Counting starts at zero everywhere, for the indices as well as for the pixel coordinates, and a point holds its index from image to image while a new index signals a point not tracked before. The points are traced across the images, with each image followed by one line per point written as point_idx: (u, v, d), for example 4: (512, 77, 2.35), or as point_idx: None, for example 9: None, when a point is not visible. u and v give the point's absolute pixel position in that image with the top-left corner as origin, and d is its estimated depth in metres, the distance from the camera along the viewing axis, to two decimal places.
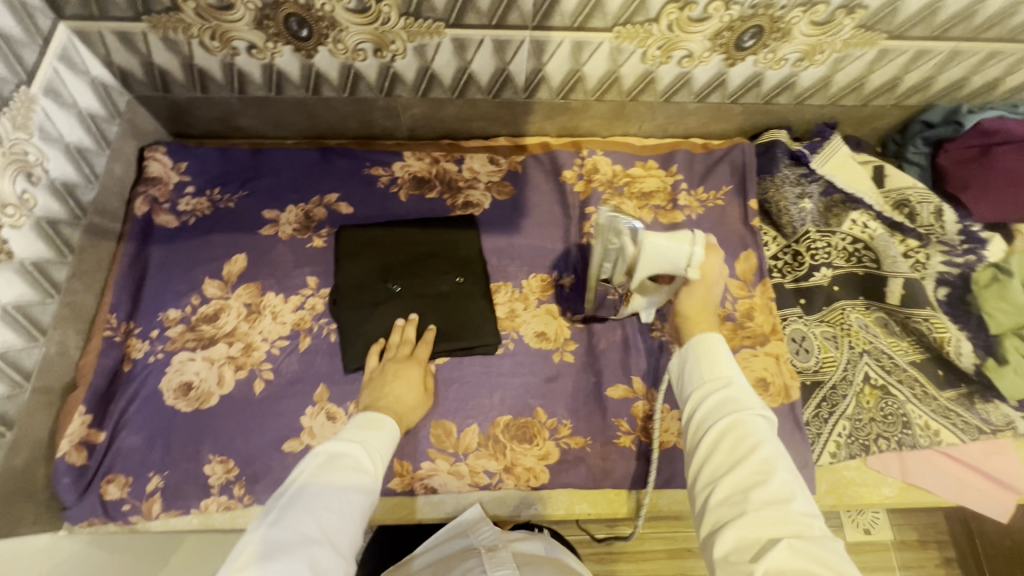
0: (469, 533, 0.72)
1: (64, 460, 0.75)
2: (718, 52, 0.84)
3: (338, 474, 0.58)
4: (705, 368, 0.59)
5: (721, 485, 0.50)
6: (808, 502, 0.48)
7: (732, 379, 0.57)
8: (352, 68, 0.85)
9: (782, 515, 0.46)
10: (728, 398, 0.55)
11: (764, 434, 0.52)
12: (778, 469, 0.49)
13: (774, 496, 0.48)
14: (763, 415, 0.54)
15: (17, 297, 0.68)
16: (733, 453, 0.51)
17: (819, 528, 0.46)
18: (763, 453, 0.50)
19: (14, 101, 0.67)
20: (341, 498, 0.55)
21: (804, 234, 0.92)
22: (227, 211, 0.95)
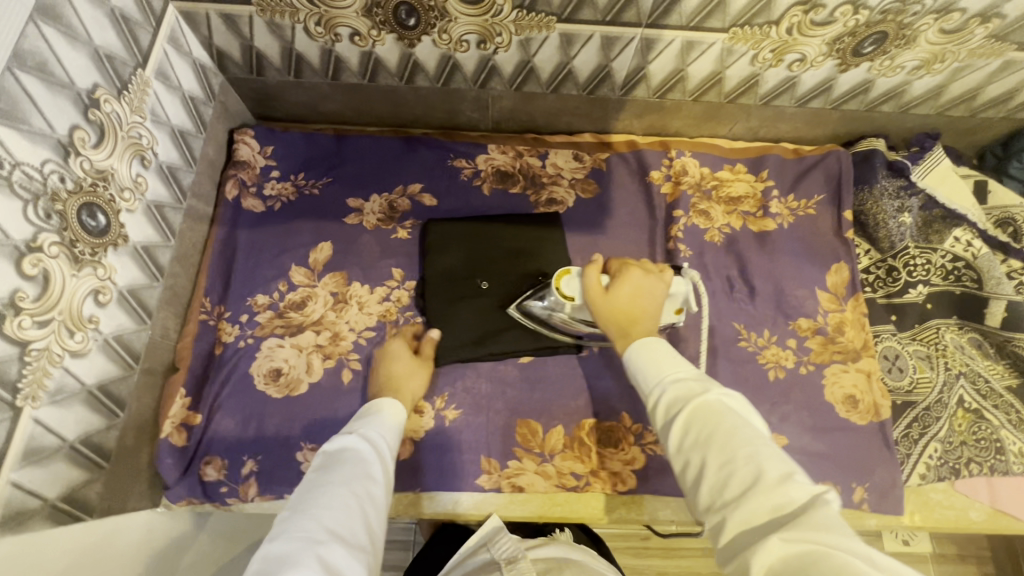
0: (489, 546, 0.71)
1: (167, 440, 0.77)
2: (834, 57, 0.80)
3: (332, 461, 0.57)
4: (645, 376, 0.59)
5: (703, 495, 0.48)
6: (784, 467, 0.45)
7: (669, 374, 0.57)
8: (452, 59, 0.83)
9: (759, 499, 0.43)
10: (673, 395, 0.54)
11: (718, 416, 0.50)
12: (738, 446, 0.47)
13: (744, 484, 0.45)
14: (711, 395, 0.52)
15: (131, 281, 0.69)
16: (700, 451, 0.49)
17: (800, 494, 0.42)
18: (728, 442, 0.48)
19: (132, 85, 0.67)
20: (333, 477, 0.54)
21: (902, 250, 0.89)
22: (311, 198, 0.94)
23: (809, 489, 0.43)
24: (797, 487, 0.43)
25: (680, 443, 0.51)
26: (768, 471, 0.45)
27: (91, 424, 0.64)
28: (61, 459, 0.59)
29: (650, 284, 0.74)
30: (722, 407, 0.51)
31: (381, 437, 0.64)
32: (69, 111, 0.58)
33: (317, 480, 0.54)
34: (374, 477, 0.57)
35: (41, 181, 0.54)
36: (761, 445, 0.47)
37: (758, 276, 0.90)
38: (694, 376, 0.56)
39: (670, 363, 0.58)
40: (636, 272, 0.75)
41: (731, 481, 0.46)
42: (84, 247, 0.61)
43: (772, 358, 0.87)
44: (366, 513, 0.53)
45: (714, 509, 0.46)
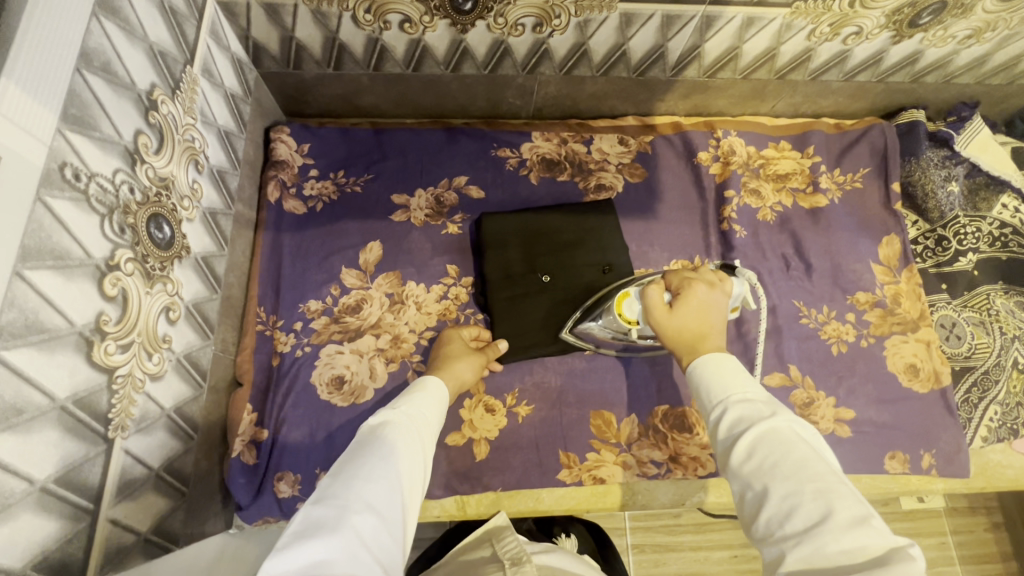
0: (493, 542, 0.70)
1: (238, 459, 0.74)
2: (889, 29, 0.80)
3: (375, 430, 0.52)
4: (709, 393, 0.54)
5: (760, 521, 0.43)
6: (860, 510, 0.39)
7: (736, 392, 0.52)
8: (503, 44, 0.80)
9: (828, 538, 0.38)
10: (738, 413, 0.50)
11: (787, 444, 0.45)
12: (807, 479, 0.42)
13: (809, 519, 0.40)
14: (782, 421, 0.47)
15: (195, 294, 0.65)
16: (762, 476, 0.44)
17: (877, 543, 0.37)
18: (794, 472, 0.43)
19: (184, 83, 0.62)
20: (375, 446, 0.50)
21: (952, 219, 0.91)
22: (354, 195, 0.90)
23: (889, 539, 0.37)
24: (874, 534, 0.37)
25: (740, 464, 0.46)
26: (840, 509, 0.39)
27: (172, 450, 0.60)
28: (149, 490, 0.56)
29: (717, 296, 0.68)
30: (793, 435, 0.46)
31: (423, 411, 0.59)
32: (133, 115, 0.53)
33: (360, 446, 0.50)
34: (416, 454, 0.52)
35: (114, 194, 0.50)
36: (834, 483, 0.41)
37: (815, 254, 0.91)
38: (764, 400, 0.51)
39: (737, 382, 0.53)
40: (702, 286, 0.68)
41: (795, 511, 0.41)
42: (154, 262, 0.56)
43: (833, 333, 0.87)
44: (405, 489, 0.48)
45: (772, 538, 0.41)
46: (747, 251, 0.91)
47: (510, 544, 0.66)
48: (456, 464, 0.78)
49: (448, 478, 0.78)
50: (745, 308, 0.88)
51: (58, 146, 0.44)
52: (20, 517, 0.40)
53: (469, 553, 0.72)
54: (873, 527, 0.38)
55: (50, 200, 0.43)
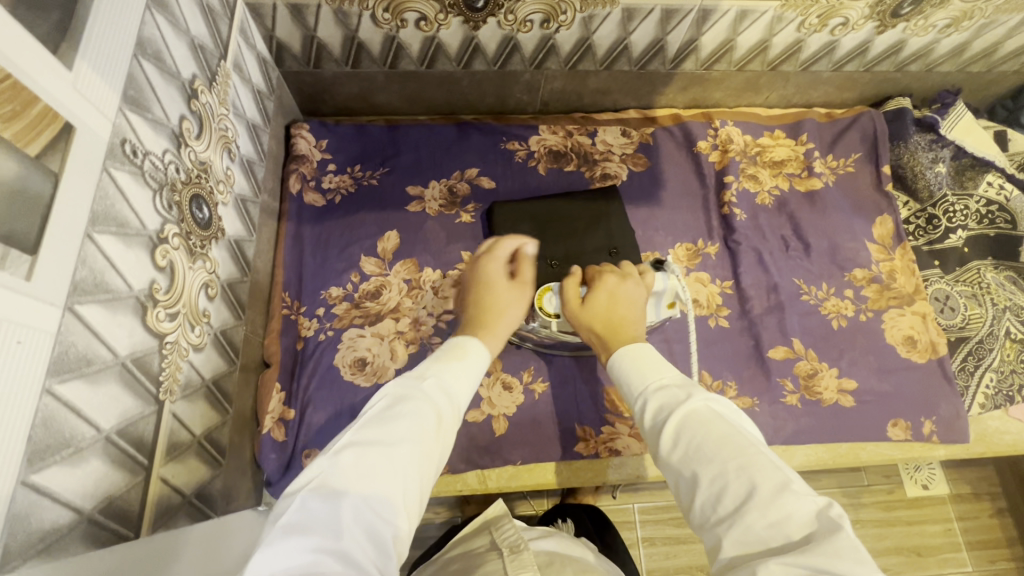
0: (492, 530, 0.74)
1: (269, 436, 0.76)
2: (874, 19, 0.85)
3: (386, 412, 0.48)
4: (630, 387, 0.58)
5: (697, 509, 0.46)
6: (778, 478, 0.43)
7: (655, 382, 0.56)
8: (513, 40, 0.85)
9: (754, 516, 0.41)
10: (660, 402, 0.53)
11: (706, 424, 0.49)
12: (729, 458, 0.45)
13: (737, 498, 0.43)
14: (698, 402, 0.51)
15: (229, 274, 0.68)
16: (691, 463, 0.47)
17: (798, 509, 0.40)
18: (719, 451, 0.46)
19: (219, 76, 0.66)
20: (380, 433, 0.46)
21: (941, 198, 0.96)
22: (370, 187, 0.94)
23: (807, 503, 0.41)
24: (794, 501, 0.41)
25: (671, 453, 0.49)
26: (761, 482, 0.43)
27: (212, 420, 0.63)
28: (193, 455, 0.58)
29: (629, 287, 0.73)
30: (710, 414, 0.50)
31: (449, 385, 0.55)
32: (178, 101, 0.57)
33: (366, 429, 0.46)
34: (428, 442, 0.48)
35: (163, 171, 0.54)
36: (753, 456, 0.45)
37: (812, 234, 0.95)
38: (679, 382, 0.55)
39: (653, 371, 0.57)
40: (613, 279, 0.74)
41: (723, 493, 0.44)
42: (196, 239, 0.60)
43: (833, 308, 0.91)
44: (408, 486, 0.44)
45: (709, 523, 0.44)
46: (747, 233, 0.95)
47: (508, 532, 0.69)
48: (476, 440, 0.81)
49: (470, 453, 0.81)
50: (747, 286, 0.92)
51: (120, 124, 0.48)
52: (88, 462, 0.43)
53: (470, 543, 0.75)
54: (790, 493, 0.41)
55: (114, 171, 0.46)
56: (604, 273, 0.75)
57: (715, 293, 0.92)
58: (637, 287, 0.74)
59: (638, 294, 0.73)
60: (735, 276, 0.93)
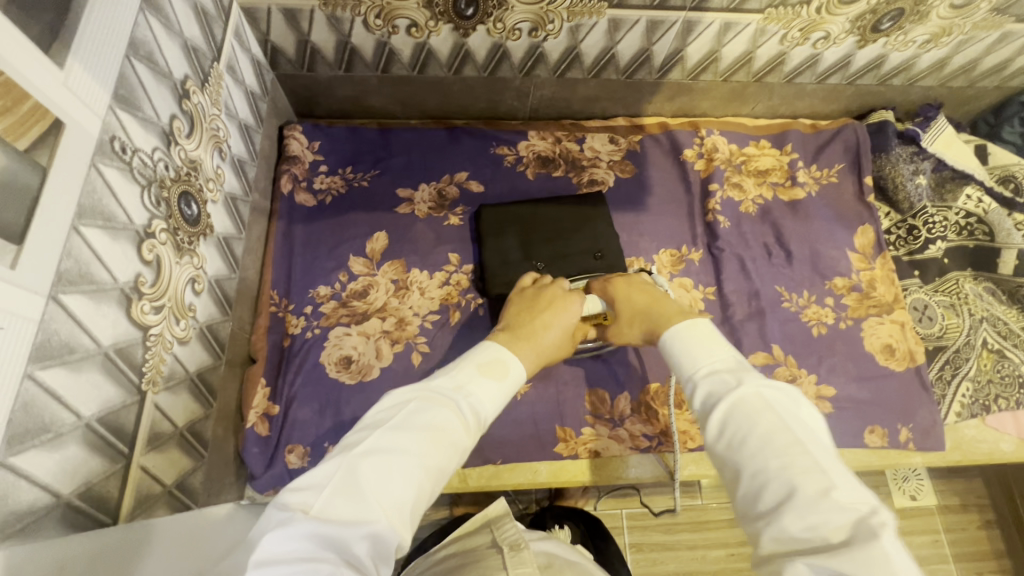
0: (491, 528, 0.72)
1: (253, 430, 0.77)
2: (855, 34, 0.87)
3: (413, 418, 0.53)
4: (680, 366, 0.60)
5: (741, 499, 0.48)
6: (822, 483, 0.44)
7: (706, 364, 0.57)
8: (502, 48, 0.87)
9: (791, 517, 0.43)
10: (708, 389, 0.55)
11: (752, 418, 0.50)
12: (775, 457, 0.46)
13: (779, 496, 0.45)
14: (749, 390, 0.52)
15: (217, 270, 0.69)
16: (734, 456, 0.49)
17: (840, 515, 0.41)
18: (765, 447, 0.48)
19: (212, 77, 0.68)
20: (400, 439, 0.51)
21: (921, 209, 0.97)
22: (361, 189, 0.96)
23: (847, 509, 0.42)
24: (836, 506, 0.42)
25: (716, 441, 0.52)
26: (803, 485, 0.44)
27: (195, 412, 0.64)
28: (175, 446, 0.60)
29: (639, 278, 0.79)
30: (757, 405, 0.51)
31: (479, 398, 0.59)
32: (169, 101, 0.59)
33: (391, 432, 0.51)
34: (440, 451, 0.52)
35: (152, 168, 0.55)
36: (799, 457, 0.46)
37: (795, 242, 0.96)
38: (729, 367, 0.56)
39: (704, 353, 0.58)
40: (620, 282, 0.79)
41: (765, 488, 0.46)
42: (183, 235, 0.62)
43: (813, 316, 0.93)
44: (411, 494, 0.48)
45: (751, 516, 0.46)
46: (731, 240, 0.97)
47: (510, 533, 0.68)
48: None
49: None
50: (729, 292, 0.94)
51: (110, 121, 0.49)
52: (68, 447, 0.44)
53: (468, 540, 0.74)
54: (830, 500, 0.42)
55: (102, 166, 0.48)
56: (611, 281, 0.80)
57: (697, 299, 0.93)
58: (641, 277, 0.80)
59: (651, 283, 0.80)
60: (718, 283, 0.95)
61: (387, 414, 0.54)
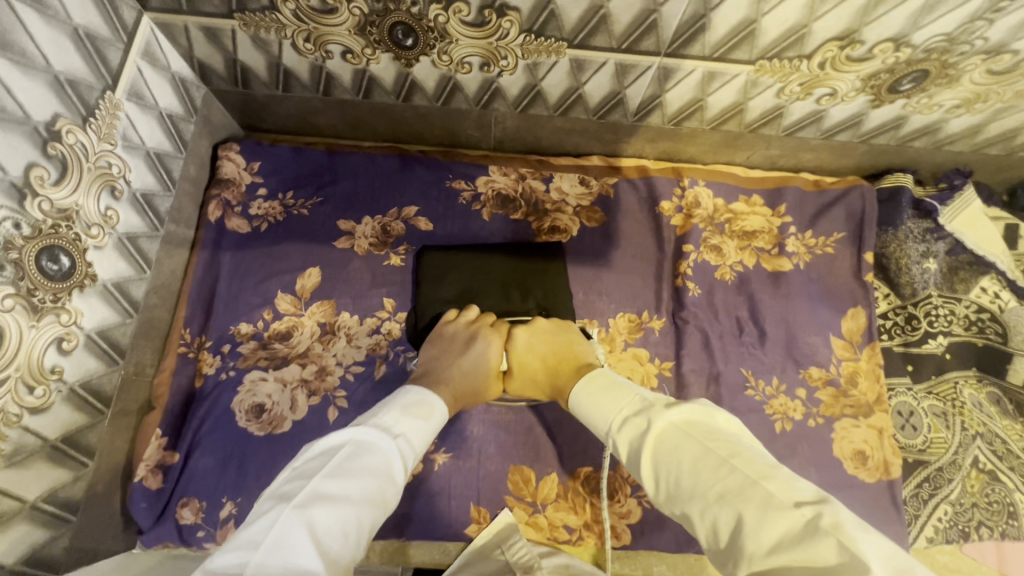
0: (500, 549, 0.69)
1: (142, 484, 0.73)
2: (867, 92, 0.74)
3: (348, 463, 0.52)
4: (598, 426, 0.60)
5: (705, 543, 0.45)
6: (760, 494, 0.42)
7: (616, 418, 0.57)
8: (452, 80, 0.77)
9: (752, 544, 0.39)
10: (627, 440, 0.54)
11: (674, 452, 0.48)
12: (709, 486, 0.44)
13: (729, 523, 0.42)
14: (660, 423, 0.52)
15: (100, 321, 0.64)
16: (676, 500, 0.47)
17: (788, 522, 0.39)
18: (695, 475, 0.46)
19: (100, 110, 0.61)
20: (338, 488, 0.50)
21: (925, 298, 0.85)
22: (299, 218, 0.89)
23: (796, 514, 0.39)
24: (781, 514, 0.39)
25: (657, 494, 0.50)
26: (745, 505, 0.41)
27: (57, 478, 0.60)
28: (21, 521, 0.56)
29: (541, 324, 0.76)
30: (676, 434, 0.50)
31: (411, 436, 0.60)
32: (24, 149, 0.52)
33: (326, 479, 0.50)
34: (371, 502, 0.51)
35: None
36: (731, 475, 0.44)
37: (770, 320, 0.86)
38: (633, 410, 0.56)
39: (612, 406, 0.58)
40: (522, 333, 0.75)
41: (716, 526, 0.43)
42: (45, 294, 0.56)
43: (779, 409, 0.82)
44: (344, 552, 0.47)
45: (720, 560, 0.42)
46: (699, 311, 0.87)
47: (522, 552, 0.67)
48: None
49: None
50: (687, 371, 0.84)
51: None
52: None
53: (476, 565, 0.68)
54: (777, 509, 0.40)
55: None
56: (513, 329, 0.76)
57: (651, 374, 0.84)
58: (542, 320, 0.78)
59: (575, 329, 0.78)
60: (677, 358, 0.85)
61: (319, 463, 0.51)
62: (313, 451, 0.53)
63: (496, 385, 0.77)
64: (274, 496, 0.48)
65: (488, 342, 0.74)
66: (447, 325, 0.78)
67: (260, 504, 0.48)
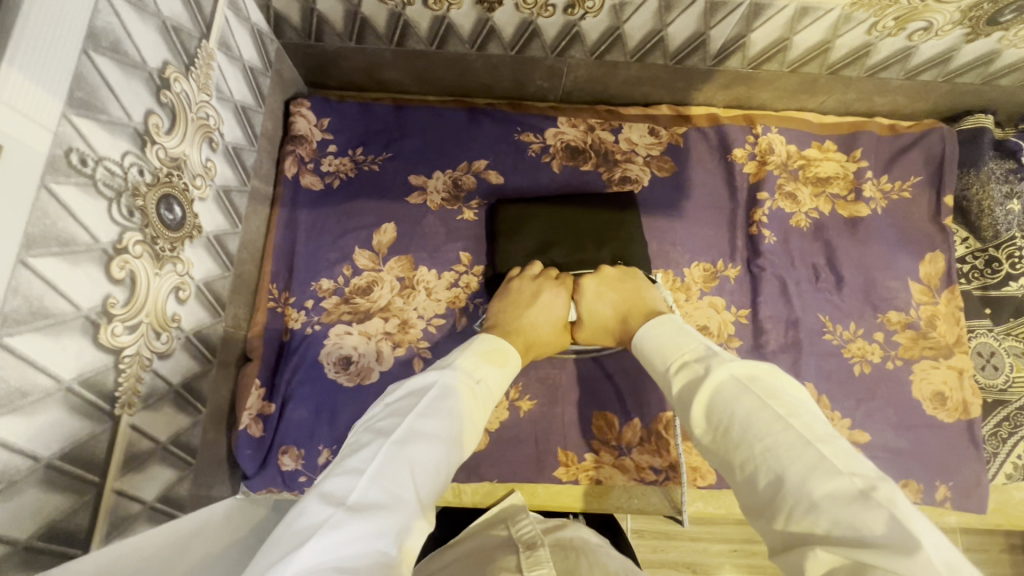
0: (508, 524, 0.68)
1: (245, 432, 0.76)
2: (964, 26, 0.72)
3: (437, 404, 0.53)
4: (657, 365, 0.61)
5: (741, 489, 0.46)
6: (811, 456, 0.42)
7: (676, 360, 0.58)
8: (532, 25, 0.76)
9: (793, 501, 0.40)
10: (683, 382, 0.55)
11: (730, 403, 0.49)
12: (756, 441, 0.45)
13: (770, 477, 0.43)
14: (722, 374, 0.52)
15: (207, 273, 0.66)
16: (723, 447, 0.48)
17: (838, 487, 0.39)
18: (743, 429, 0.46)
19: (199, 59, 0.61)
20: (428, 426, 0.50)
21: (1008, 240, 0.83)
22: (371, 173, 0.89)
23: (849, 480, 0.39)
24: (830, 477, 0.40)
25: (705, 435, 0.51)
26: (793, 465, 0.42)
27: (180, 423, 0.62)
28: (156, 462, 0.58)
29: (607, 271, 0.77)
30: (734, 386, 0.50)
31: (489, 385, 0.60)
32: (144, 95, 0.52)
33: (418, 418, 0.51)
34: (457, 444, 0.52)
35: (122, 177, 0.50)
36: (783, 434, 0.44)
37: (847, 266, 0.85)
38: (697, 356, 0.57)
39: (674, 348, 0.60)
40: (590, 283, 0.76)
41: (756, 476, 0.44)
42: (164, 243, 0.57)
43: (857, 352, 0.83)
44: (434, 488, 0.48)
45: (756, 508, 0.44)
46: (775, 258, 0.86)
47: (526, 528, 0.65)
48: None
49: None
50: (764, 318, 0.84)
51: (63, 131, 0.43)
52: (25, 492, 0.42)
53: (481, 537, 0.67)
54: (825, 472, 0.40)
55: (56, 186, 0.43)
56: (580, 280, 0.78)
57: (728, 322, 0.84)
58: (607, 267, 0.78)
59: (641, 276, 0.79)
60: (754, 305, 0.85)
61: (411, 403, 0.52)
62: (404, 392, 0.55)
63: (565, 336, 0.77)
64: (372, 430, 0.50)
65: (556, 293, 0.75)
66: (514, 280, 0.79)
67: (359, 437, 0.50)
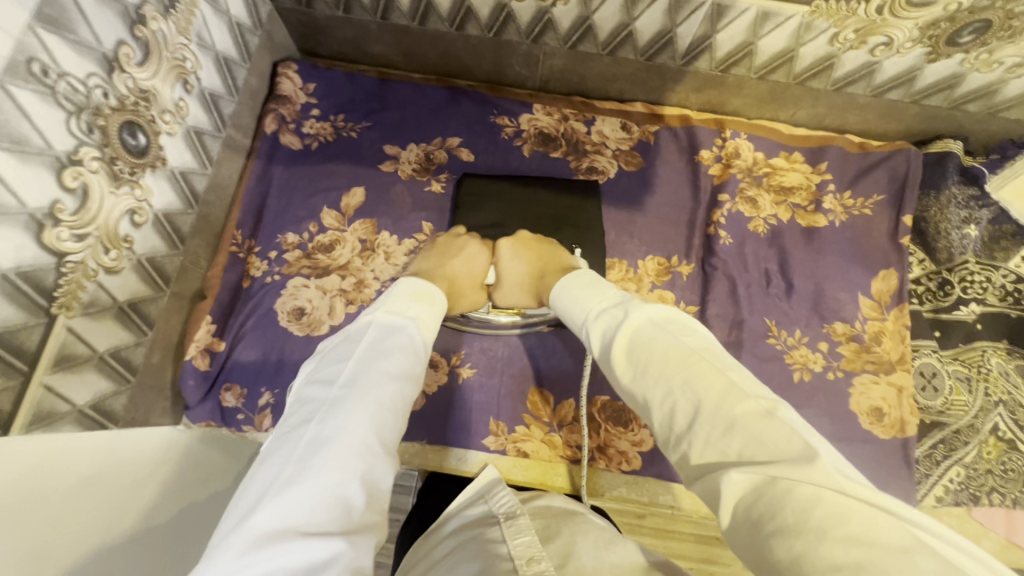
0: (486, 499, 0.62)
1: (191, 363, 0.79)
2: (924, 44, 0.73)
3: (380, 348, 0.50)
4: (576, 317, 0.59)
5: (657, 428, 0.44)
6: (723, 385, 0.41)
7: (594, 308, 0.56)
8: (506, 8, 0.81)
9: (707, 428, 0.40)
10: (602, 327, 0.53)
11: (648, 341, 0.47)
12: (675, 373, 0.43)
13: (688, 409, 0.42)
14: (639, 316, 0.50)
15: (167, 205, 0.70)
16: (641, 383, 0.46)
17: (753, 408, 0.39)
18: (664, 365, 0.45)
19: (181, 4, 0.66)
20: (375, 369, 0.48)
21: (961, 263, 0.85)
22: (349, 140, 0.93)
23: (760, 401, 0.40)
24: (744, 400, 0.40)
25: (622, 375, 0.48)
26: (707, 392, 0.41)
27: (121, 338, 0.66)
28: (91, 369, 0.62)
29: (524, 235, 0.80)
30: (652, 327, 0.48)
31: (429, 322, 0.58)
32: (116, 26, 0.57)
33: (362, 363, 0.48)
34: (409, 379, 0.51)
35: (85, 95, 0.54)
36: (701, 364, 0.43)
37: (799, 274, 0.86)
38: (614, 303, 0.55)
39: (592, 298, 0.58)
40: (506, 245, 0.78)
41: (673, 410, 0.42)
42: (123, 165, 0.61)
43: (799, 359, 0.83)
44: (393, 424, 0.47)
45: (670, 441, 0.42)
46: (728, 260, 0.88)
47: (504, 499, 0.60)
48: None
49: None
50: (711, 315, 0.85)
51: (28, 41, 0.48)
52: None
53: (461, 515, 0.61)
54: (738, 397, 0.40)
55: (14, 89, 0.47)
56: (499, 242, 0.80)
57: None
58: (524, 232, 0.81)
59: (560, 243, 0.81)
60: (702, 303, 0.87)
61: (350, 347, 0.49)
62: (341, 339, 0.51)
63: (483, 296, 0.78)
64: (313, 380, 0.47)
65: (478, 247, 0.77)
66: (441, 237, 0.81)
67: (301, 389, 0.47)
